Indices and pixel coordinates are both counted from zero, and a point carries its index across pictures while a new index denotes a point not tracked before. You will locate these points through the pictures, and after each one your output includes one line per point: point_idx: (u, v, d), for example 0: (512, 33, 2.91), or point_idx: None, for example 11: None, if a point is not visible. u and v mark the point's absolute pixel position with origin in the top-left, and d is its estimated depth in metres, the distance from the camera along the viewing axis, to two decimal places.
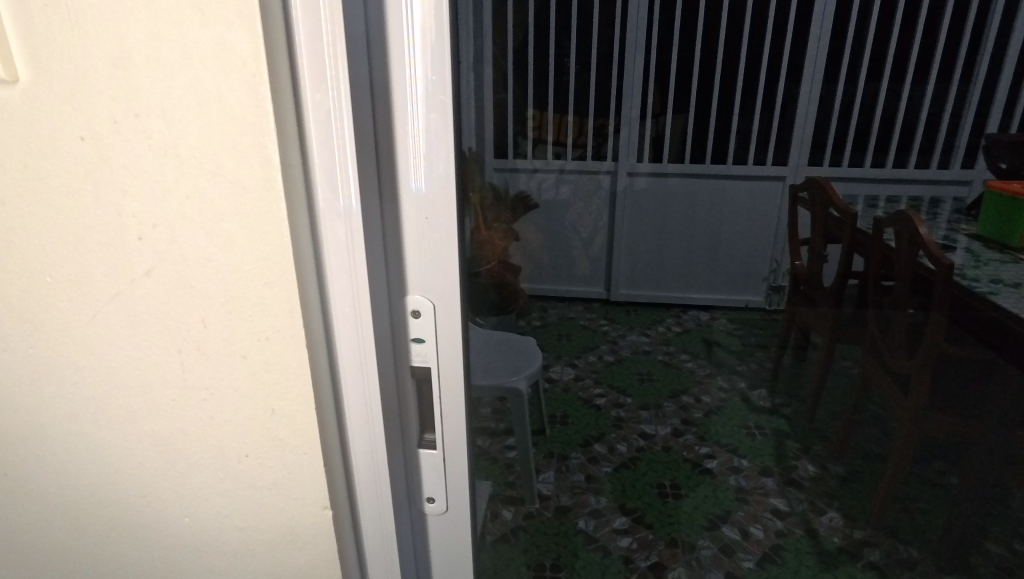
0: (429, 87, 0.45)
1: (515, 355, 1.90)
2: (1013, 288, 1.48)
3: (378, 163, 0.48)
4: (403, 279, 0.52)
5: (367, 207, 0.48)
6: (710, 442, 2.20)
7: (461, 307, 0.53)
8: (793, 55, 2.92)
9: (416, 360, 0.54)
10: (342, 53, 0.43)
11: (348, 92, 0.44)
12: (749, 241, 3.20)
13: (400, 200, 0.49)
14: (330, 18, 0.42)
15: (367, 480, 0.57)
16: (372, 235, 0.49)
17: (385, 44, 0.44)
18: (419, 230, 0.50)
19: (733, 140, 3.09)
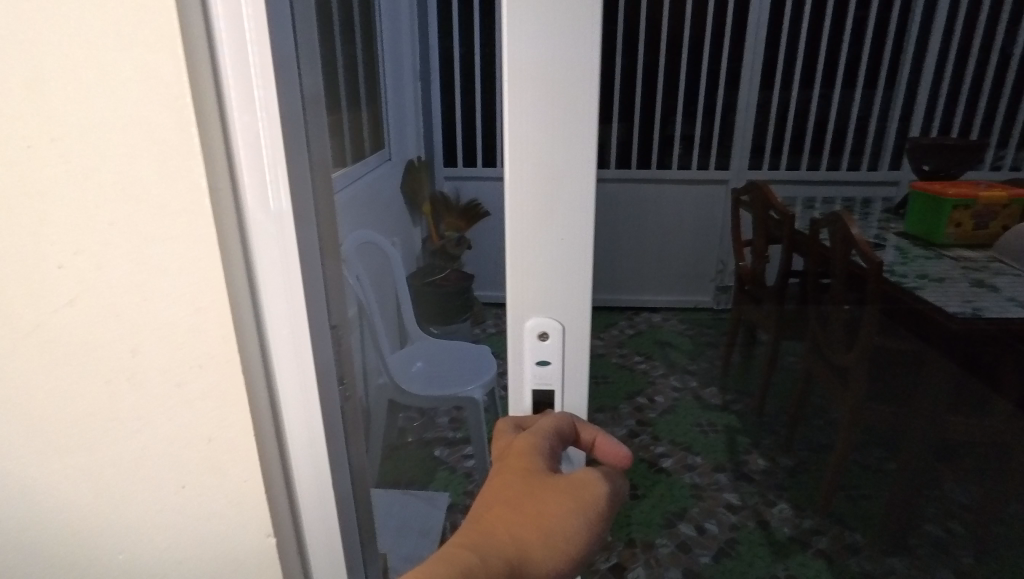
0: (580, 146, 0.53)
1: (461, 366, 2.00)
2: (938, 283, 1.56)
3: (530, 213, 0.55)
4: (538, 307, 0.59)
5: (519, 245, 0.56)
6: (664, 440, 2.25)
7: (587, 335, 0.59)
8: (731, 62, 3.02)
9: (540, 383, 0.61)
10: (510, 123, 0.52)
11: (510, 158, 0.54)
12: (697, 244, 3.32)
13: (541, 243, 0.56)
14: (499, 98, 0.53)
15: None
16: (521, 271, 0.57)
17: (541, 115, 0.52)
18: (555, 266, 0.57)
19: (677, 145, 3.15)
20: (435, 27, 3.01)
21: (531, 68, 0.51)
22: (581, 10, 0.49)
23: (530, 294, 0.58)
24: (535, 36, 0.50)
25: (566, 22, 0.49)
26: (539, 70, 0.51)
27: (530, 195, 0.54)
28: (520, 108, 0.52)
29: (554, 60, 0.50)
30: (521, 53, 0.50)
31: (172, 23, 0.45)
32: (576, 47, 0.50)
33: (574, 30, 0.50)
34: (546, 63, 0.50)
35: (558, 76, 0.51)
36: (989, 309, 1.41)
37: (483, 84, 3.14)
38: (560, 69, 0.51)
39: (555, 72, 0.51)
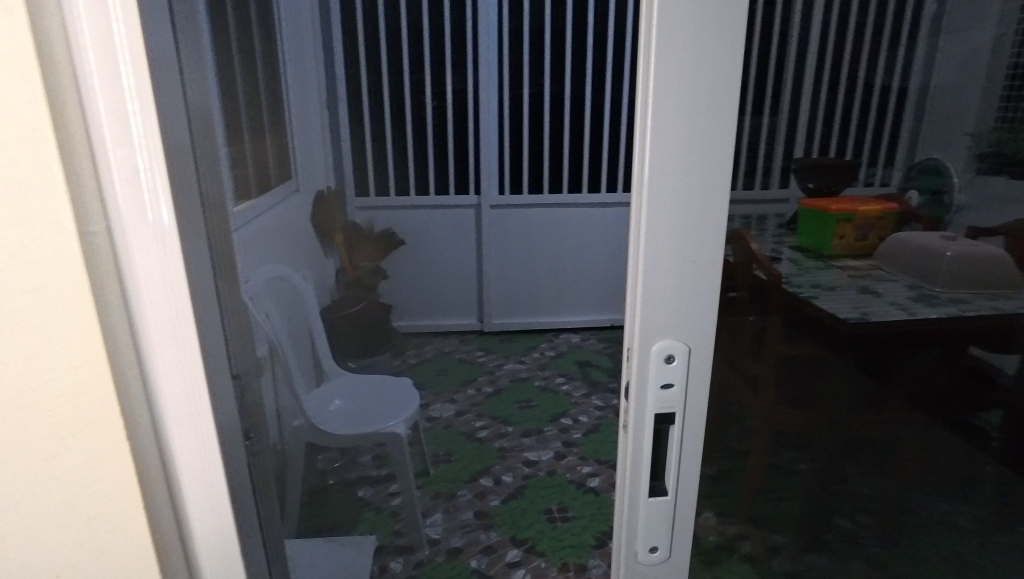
0: (712, 179, 0.60)
1: (386, 401, 1.90)
2: (830, 292, 1.67)
3: (667, 246, 0.62)
4: (668, 333, 0.65)
5: (654, 276, 0.63)
6: (591, 460, 2.29)
7: (709, 355, 0.66)
8: (632, 91, 3.16)
9: (663, 405, 0.68)
10: (653, 165, 0.59)
11: (651, 198, 0.61)
12: (609, 265, 3.42)
13: (674, 272, 0.63)
14: (641, 145, 0.60)
15: (620, 514, 0.73)
16: (656, 300, 0.64)
17: (684, 157, 0.59)
18: (686, 291, 0.64)
19: (586, 171, 3.29)
20: (342, 58, 2.99)
21: (679, 117, 0.58)
22: (721, 68, 0.57)
23: (661, 320, 0.64)
24: (681, 90, 0.58)
25: (712, 69, 0.57)
26: (680, 118, 0.58)
27: (670, 230, 0.61)
28: (664, 154, 0.59)
29: (694, 101, 0.58)
30: (666, 90, 0.57)
31: (29, 54, 0.45)
32: (715, 100, 0.58)
33: (710, 74, 0.57)
34: (691, 112, 0.58)
35: (698, 120, 0.58)
36: (874, 315, 1.53)
37: (394, 114, 3.13)
38: (701, 115, 0.58)
39: (698, 120, 0.58)
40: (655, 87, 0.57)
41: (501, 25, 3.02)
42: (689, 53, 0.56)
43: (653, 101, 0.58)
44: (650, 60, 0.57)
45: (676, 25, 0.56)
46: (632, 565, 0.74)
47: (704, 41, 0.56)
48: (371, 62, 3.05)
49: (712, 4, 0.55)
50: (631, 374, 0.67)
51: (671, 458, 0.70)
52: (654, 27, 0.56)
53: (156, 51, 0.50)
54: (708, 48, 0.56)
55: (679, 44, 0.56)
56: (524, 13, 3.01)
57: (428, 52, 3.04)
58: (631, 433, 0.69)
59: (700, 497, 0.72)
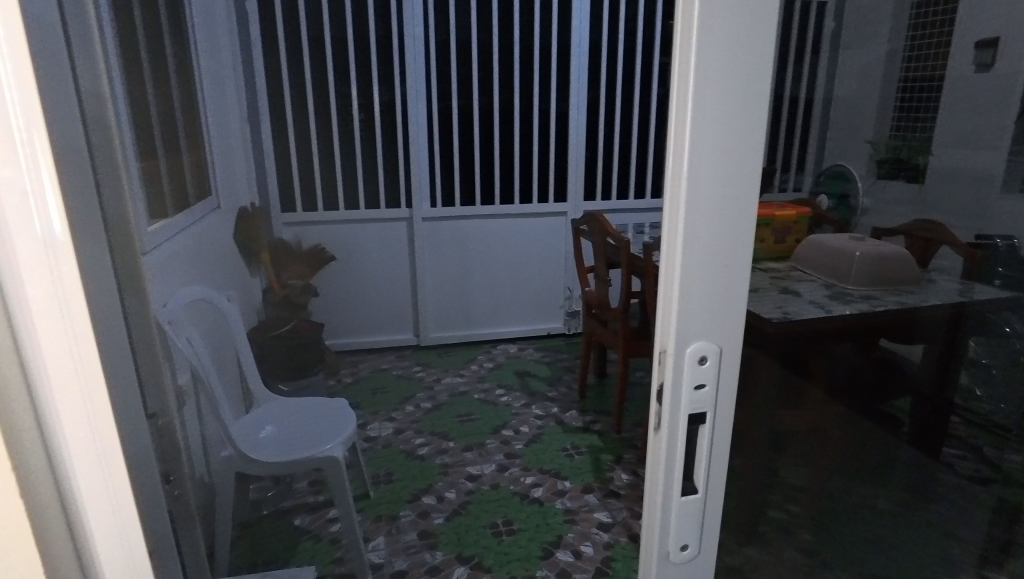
0: (743, 176, 0.60)
1: (321, 425, 1.83)
2: None
3: (701, 244, 0.61)
4: (701, 335, 0.64)
5: (689, 276, 0.62)
6: (534, 470, 2.29)
7: (740, 355, 0.66)
8: (560, 103, 3.23)
9: (696, 406, 0.66)
10: (691, 162, 0.58)
11: (687, 196, 0.59)
12: (544, 274, 3.47)
13: (708, 272, 0.62)
14: (678, 142, 0.58)
15: (653, 517, 0.71)
16: (690, 301, 0.62)
17: (721, 154, 0.59)
18: (720, 291, 0.62)
19: (518, 183, 3.32)
20: (263, 71, 2.89)
21: (715, 114, 0.57)
22: (756, 65, 0.57)
23: (694, 321, 0.63)
24: (719, 85, 0.57)
25: (745, 65, 0.57)
26: (718, 112, 0.57)
27: (705, 230, 0.60)
28: (701, 151, 0.58)
29: (728, 97, 0.57)
30: (701, 86, 0.56)
31: None
32: (749, 96, 0.58)
33: (743, 70, 0.57)
34: (728, 108, 0.57)
35: (730, 116, 0.58)
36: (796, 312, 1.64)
37: (320, 128, 3.05)
38: (737, 111, 0.58)
39: (733, 117, 0.58)
40: (694, 83, 0.56)
41: (426, 38, 3.01)
42: (728, 49, 0.56)
43: (691, 98, 0.57)
44: (689, 53, 0.56)
45: (714, 20, 0.55)
46: (664, 565, 0.72)
47: (743, 36, 0.56)
48: (294, 74, 2.95)
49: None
50: (664, 377, 0.65)
51: (702, 457, 0.68)
52: (694, 20, 0.55)
53: (44, 61, 0.47)
54: (745, 45, 0.56)
55: (714, 40, 0.55)
56: (449, 25, 3.01)
57: (353, 64, 2.98)
58: (663, 436, 0.67)
59: (728, 491, 0.71)
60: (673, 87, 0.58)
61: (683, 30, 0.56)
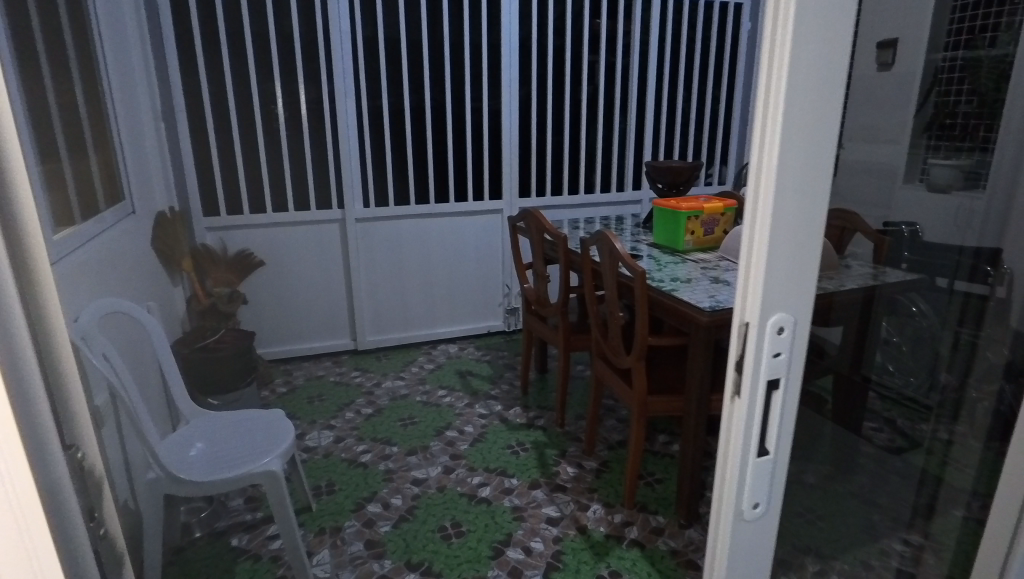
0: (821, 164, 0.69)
1: (259, 438, 1.75)
2: (686, 284, 1.90)
3: (784, 228, 0.70)
4: (780, 306, 0.73)
5: (774, 255, 0.70)
6: (480, 470, 2.28)
7: (809, 324, 0.75)
8: (491, 101, 3.22)
9: (773, 371, 0.76)
10: (781, 155, 0.67)
11: (775, 184, 0.68)
12: (482, 273, 3.47)
13: (789, 252, 0.71)
14: (768, 138, 0.67)
15: (730, 476, 0.81)
16: (772, 278, 0.71)
17: (805, 148, 0.67)
18: (796, 266, 0.72)
19: (452, 182, 3.28)
20: (177, 68, 2.72)
21: (804, 113, 0.66)
22: (836, 70, 0.66)
23: (776, 295, 0.72)
24: (805, 82, 0.65)
25: (826, 65, 0.65)
26: (805, 105, 0.66)
27: (787, 216, 0.69)
28: (790, 145, 0.67)
29: (813, 94, 0.66)
30: (794, 82, 0.65)
31: None
32: (829, 94, 0.66)
33: (823, 71, 0.65)
34: (815, 107, 0.66)
35: (813, 110, 0.66)
36: (728, 304, 1.74)
37: (242, 127, 2.91)
38: (818, 110, 0.66)
39: (817, 115, 0.66)
40: (787, 87, 0.64)
41: (354, 34, 2.92)
42: (816, 58, 0.65)
43: (784, 99, 0.65)
44: (785, 52, 0.64)
45: (805, 33, 0.64)
46: (738, 521, 0.82)
47: (828, 47, 0.64)
48: (211, 70, 2.80)
49: (833, 7, 0.64)
50: (747, 347, 0.75)
51: (775, 421, 0.78)
52: (789, 33, 0.63)
53: None
54: (829, 53, 0.65)
55: (805, 43, 0.64)
56: (377, 22, 2.93)
57: (276, 61, 2.85)
58: (744, 401, 0.77)
59: (791, 451, 0.82)
60: (764, 90, 0.67)
61: (778, 42, 0.64)
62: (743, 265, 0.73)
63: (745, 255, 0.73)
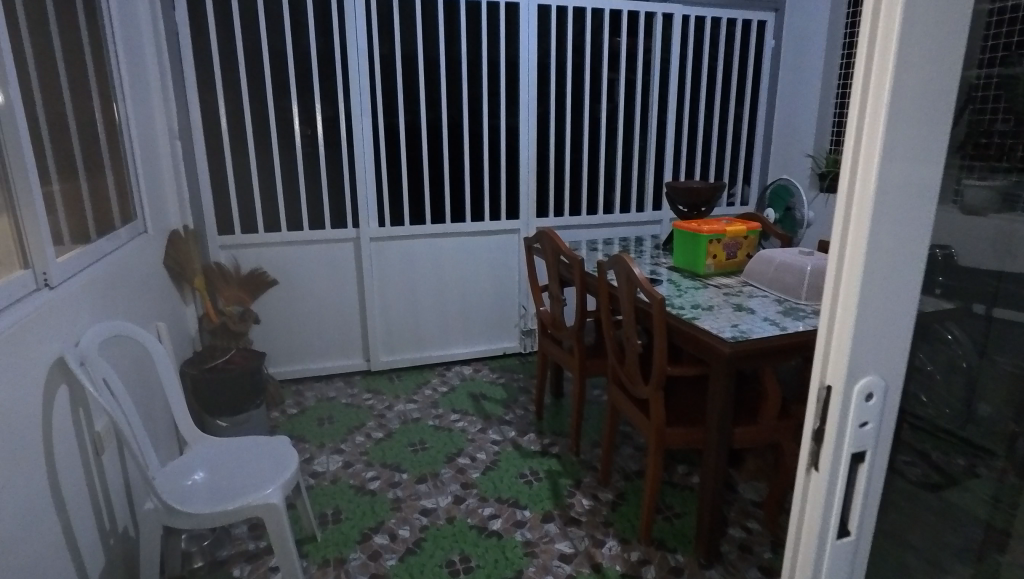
0: (921, 214, 0.61)
1: (259, 468, 1.69)
2: (708, 311, 1.82)
3: (875, 286, 0.63)
4: (870, 370, 0.65)
5: (863, 316, 0.63)
6: (491, 500, 2.20)
7: (902, 390, 0.67)
8: (508, 118, 3.18)
9: (859, 443, 0.68)
10: (877, 204, 0.60)
11: (869, 237, 0.61)
12: (498, 293, 3.40)
13: (881, 312, 0.63)
14: (861, 187, 0.60)
15: (804, 557, 0.73)
16: (862, 339, 0.64)
17: (902, 199, 0.60)
18: (891, 327, 0.64)
19: (468, 201, 3.23)
20: (195, 87, 2.73)
21: (901, 160, 0.59)
22: (942, 112, 0.59)
23: (865, 357, 0.65)
24: (902, 121, 0.58)
25: (930, 104, 0.58)
26: (903, 149, 0.59)
27: (881, 273, 0.62)
28: (885, 195, 0.60)
29: (913, 137, 0.58)
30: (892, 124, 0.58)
31: None
32: (933, 136, 0.59)
33: (926, 110, 0.58)
34: (917, 153, 0.59)
35: (914, 156, 0.59)
36: (751, 333, 1.66)
37: (257, 144, 2.89)
38: (919, 155, 0.59)
39: (917, 163, 0.59)
40: (884, 132, 0.58)
41: (370, 51, 2.90)
42: (918, 100, 0.57)
43: (881, 144, 0.58)
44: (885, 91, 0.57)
45: (905, 70, 0.57)
46: None
47: (933, 87, 0.57)
48: (228, 89, 2.81)
49: (937, 38, 0.56)
50: (829, 413, 0.67)
51: (860, 496, 0.70)
52: (888, 72, 0.56)
53: None
54: (936, 94, 0.58)
55: (906, 79, 0.57)
56: (393, 39, 2.91)
57: (292, 78, 2.84)
58: (825, 475, 0.69)
59: (874, 528, 0.73)
60: (855, 134, 0.60)
61: (873, 83, 0.58)
62: (826, 323, 0.66)
63: (828, 312, 0.66)
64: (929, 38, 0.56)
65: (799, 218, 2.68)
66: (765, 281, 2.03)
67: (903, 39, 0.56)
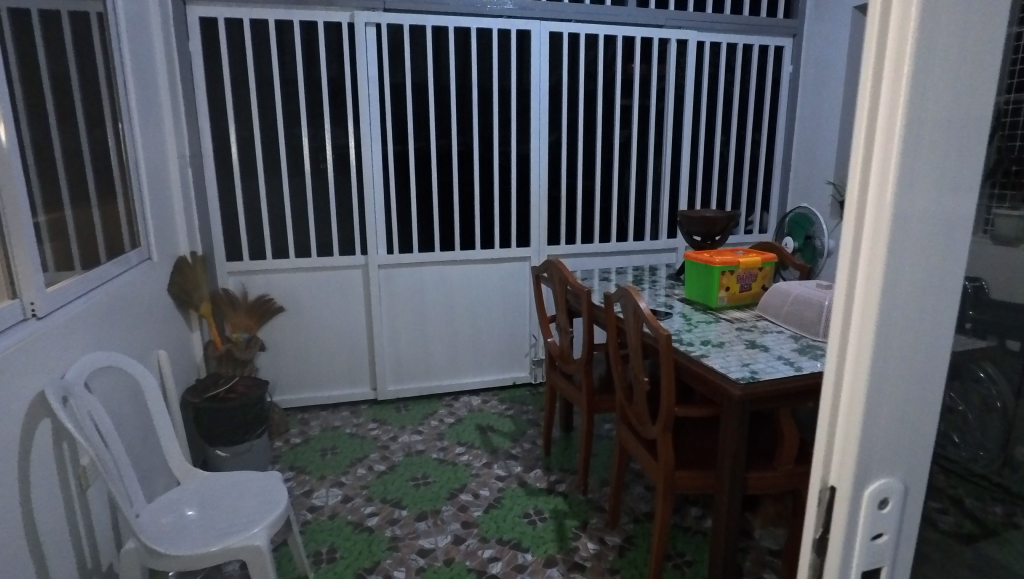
0: (942, 284, 0.51)
1: (246, 507, 1.62)
2: (719, 348, 1.73)
3: (889, 370, 0.52)
4: (884, 469, 0.54)
5: (875, 401, 0.52)
6: (492, 542, 2.10)
7: (922, 492, 0.56)
8: (519, 145, 3.14)
9: (872, 560, 0.56)
10: (886, 272, 0.49)
11: (879, 311, 0.50)
12: (508, 322, 3.33)
13: (896, 400, 0.52)
14: (868, 252, 0.50)
15: None
16: (873, 434, 0.53)
17: (922, 264, 0.50)
18: (907, 417, 0.53)
19: (479, 228, 3.19)
20: (207, 116, 2.76)
21: (918, 221, 0.49)
22: (969, 163, 0.49)
23: (877, 456, 0.53)
24: (918, 171, 0.48)
25: (952, 151, 0.48)
26: (919, 204, 0.49)
27: (896, 353, 0.51)
28: (900, 259, 0.49)
29: (929, 190, 0.49)
30: (905, 176, 0.48)
31: None
32: (957, 188, 0.49)
33: (950, 155, 0.48)
34: (935, 209, 0.49)
35: (932, 215, 0.49)
36: (763, 374, 1.56)
37: (268, 170, 2.90)
38: (937, 213, 0.49)
39: (940, 223, 0.49)
40: (896, 187, 0.48)
41: (381, 79, 2.90)
42: (940, 149, 0.48)
43: (892, 200, 0.48)
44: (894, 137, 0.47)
45: (923, 114, 0.47)
46: None
47: (957, 129, 0.48)
48: (241, 116, 2.83)
49: (966, 65, 0.47)
50: (833, 522, 0.56)
51: None
52: (897, 115, 0.47)
53: None
54: (960, 143, 0.48)
55: (923, 122, 0.47)
56: (404, 67, 2.91)
57: (304, 106, 2.85)
58: None
59: None
60: (860, 191, 0.50)
61: (881, 126, 0.48)
62: (828, 407, 0.55)
63: (831, 394, 0.55)
64: (958, 69, 0.47)
65: (820, 247, 2.58)
66: (781, 315, 1.94)
67: (921, 78, 0.46)
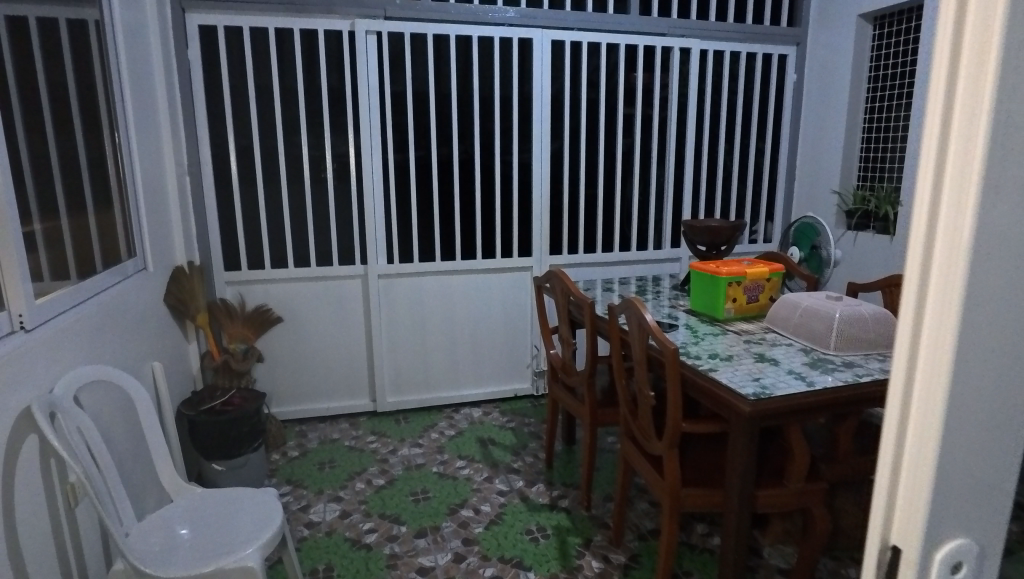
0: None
1: (238, 527, 1.57)
2: (727, 362, 1.68)
3: (965, 423, 0.44)
4: (955, 539, 0.46)
5: (947, 461, 0.44)
6: (494, 560, 2.04)
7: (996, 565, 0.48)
8: (521, 154, 3.11)
9: None
10: (963, 310, 0.42)
11: (954, 353, 0.43)
12: (510, 333, 3.29)
13: (973, 459, 0.44)
14: (940, 284, 0.43)
15: None
16: (943, 498, 0.45)
17: (1010, 300, 0.42)
18: (986, 480, 0.45)
19: (480, 237, 3.15)
20: (206, 125, 2.73)
21: (1004, 251, 0.41)
22: None
23: (949, 524, 0.46)
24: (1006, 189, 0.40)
25: None
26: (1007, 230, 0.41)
27: (973, 405, 0.43)
28: (982, 293, 0.41)
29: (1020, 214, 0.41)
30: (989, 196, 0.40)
31: None
32: None
33: None
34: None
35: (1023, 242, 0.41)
36: (775, 390, 1.51)
37: (268, 178, 2.87)
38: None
39: None
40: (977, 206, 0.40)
41: (382, 88, 2.87)
42: None
43: (969, 226, 0.41)
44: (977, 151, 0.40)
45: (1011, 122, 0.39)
46: None
47: None
48: (240, 124, 2.80)
49: None
50: None
51: None
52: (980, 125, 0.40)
53: None
54: None
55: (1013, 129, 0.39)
56: (405, 76, 2.88)
57: (304, 114, 2.82)
58: None
59: None
60: (932, 210, 0.43)
61: (959, 138, 0.41)
62: (890, 460, 0.48)
63: (892, 445, 0.48)
64: None
65: (826, 257, 2.54)
66: (790, 327, 1.89)
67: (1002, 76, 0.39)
